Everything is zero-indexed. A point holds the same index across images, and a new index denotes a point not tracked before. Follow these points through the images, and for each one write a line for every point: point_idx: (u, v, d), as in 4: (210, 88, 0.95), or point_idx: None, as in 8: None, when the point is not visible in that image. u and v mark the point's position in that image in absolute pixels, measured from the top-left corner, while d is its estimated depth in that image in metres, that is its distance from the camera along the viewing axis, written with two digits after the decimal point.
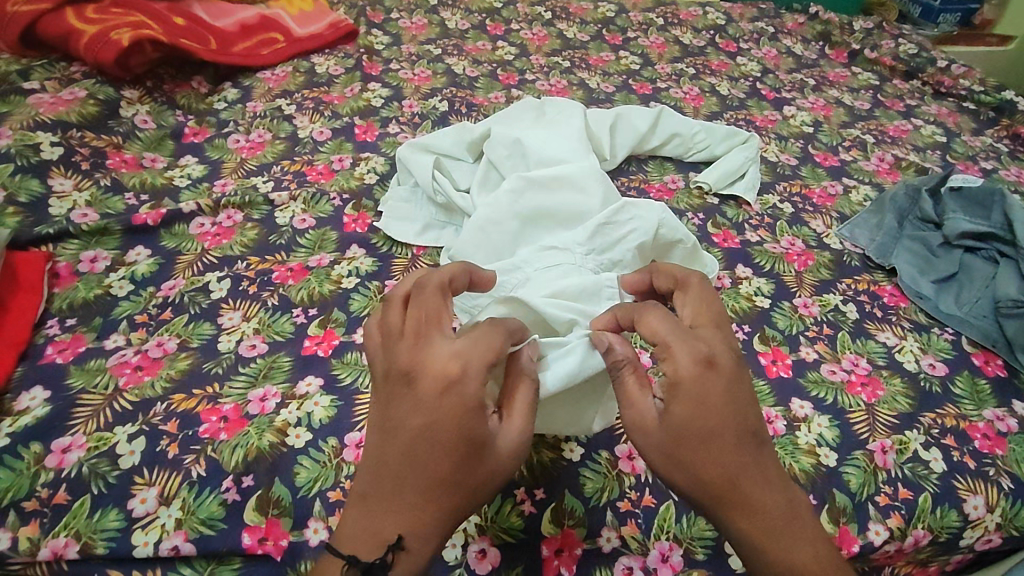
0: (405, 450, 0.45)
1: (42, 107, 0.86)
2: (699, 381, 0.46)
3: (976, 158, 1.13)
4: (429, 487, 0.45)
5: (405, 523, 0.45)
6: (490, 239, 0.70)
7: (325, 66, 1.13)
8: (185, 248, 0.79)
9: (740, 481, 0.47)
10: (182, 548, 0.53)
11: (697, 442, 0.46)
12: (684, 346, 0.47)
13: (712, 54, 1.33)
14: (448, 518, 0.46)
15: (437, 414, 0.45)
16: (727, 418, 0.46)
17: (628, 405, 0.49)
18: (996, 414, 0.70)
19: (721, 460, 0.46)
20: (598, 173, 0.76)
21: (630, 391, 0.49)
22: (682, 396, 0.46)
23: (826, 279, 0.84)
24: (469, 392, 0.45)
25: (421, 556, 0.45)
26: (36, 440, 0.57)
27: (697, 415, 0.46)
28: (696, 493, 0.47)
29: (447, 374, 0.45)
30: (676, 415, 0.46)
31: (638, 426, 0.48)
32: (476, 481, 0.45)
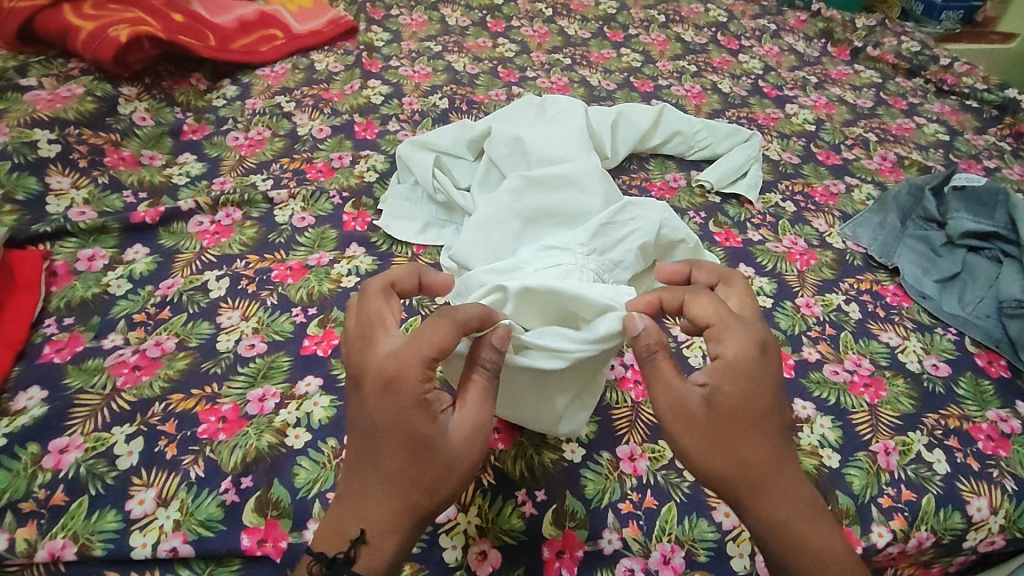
0: (362, 447, 0.46)
1: (39, 105, 0.85)
2: (750, 362, 0.47)
3: (979, 156, 1.12)
4: (384, 483, 0.45)
5: (366, 520, 0.46)
6: (490, 238, 0.69)
7: (325, 63, 1.13)
8: (184, 247, 0.78)
9: (774, 464, 0.47)
10: (181, 550, 0.53)
11: (743, 421, 0.47)
12: (737, 329, 0.48)
13: (714, 51, 1.33)
14: (408, 513, 0.46)
15: (385, 414, 0.45)
16: (771, 401, 0.48)
17: (665, 386, 0.48)
18: (999, 415, 0.70)
19: (758, 443, 0.47)
20: (599, 172, 0.76)
21: (665, 374, 0.49)
22: (733, 376, 0.47)
23: (828, 278, 0.83)
24: (406, 389, 0.45)
25: (387, 550, 0.46)
26: (33, 441, 0.57)
27: (744, 395, 0.47)
28: (732, 474, 0.47)
29: (385, 372, 0.45)
30: (723, 395, 0.47)
31: (677, 407, 0.48)
32: (432, 474, 0.45)
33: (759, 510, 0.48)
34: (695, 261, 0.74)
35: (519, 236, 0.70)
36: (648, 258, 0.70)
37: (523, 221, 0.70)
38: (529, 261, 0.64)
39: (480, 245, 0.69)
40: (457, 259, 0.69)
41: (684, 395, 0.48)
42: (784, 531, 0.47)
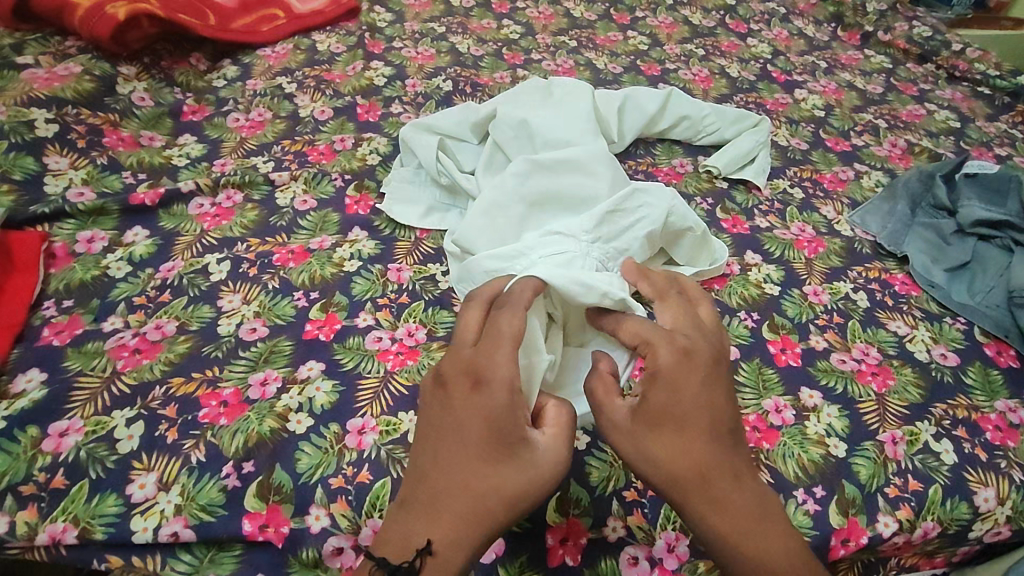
0: (438, 447, 0.48)
1: (36, 83, 0.84)
2: (679, 368, 0.49)
3: (991, 144, 1.11)
4: (459, 489, 0.46)
5: (437, 530, 0.45)
6: (496, 223, 0.68)
7: (326, 43, 1.11)
8: (184, 229, 0.77)
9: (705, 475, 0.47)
10: (182, 534, 0.53)
11: (674, 430, 0.48)
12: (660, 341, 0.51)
13: (722, 35, 1.30)
14: (479, 525, 0.45)
15: (475, 414, 0.47)
16: (697, 409, 0.48)
17: (600, 409, 0.50)
18: (1008, 405, 0.69)
19: (686, 457, 0.47)
20: (608, 156, 0.74)
21: (599, 395, 0.50)
22: (661, 388, 0.48)
23: (836, 266, 0.82)
24: (498, 395, 0.47)
25: (452, 565, 0.45)
26: (33, 423, 0.56)
27: (674, 404, 0.48)
28: (665, 487, 0.48)
29: (475, 371, 0.48)
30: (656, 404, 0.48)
31: (613, 425, 0.49)
32: (512, 488, 0.46)
33: (698, 521, 0.47)
34: (700, 251, 0.74)
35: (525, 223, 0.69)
36: (655, 247, 0.69)
37: (529, 206, 0.70)
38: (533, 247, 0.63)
39: (485, 230, 0.68)
40: (461, 243, 0.69)
41: (617, 413, 0.49)
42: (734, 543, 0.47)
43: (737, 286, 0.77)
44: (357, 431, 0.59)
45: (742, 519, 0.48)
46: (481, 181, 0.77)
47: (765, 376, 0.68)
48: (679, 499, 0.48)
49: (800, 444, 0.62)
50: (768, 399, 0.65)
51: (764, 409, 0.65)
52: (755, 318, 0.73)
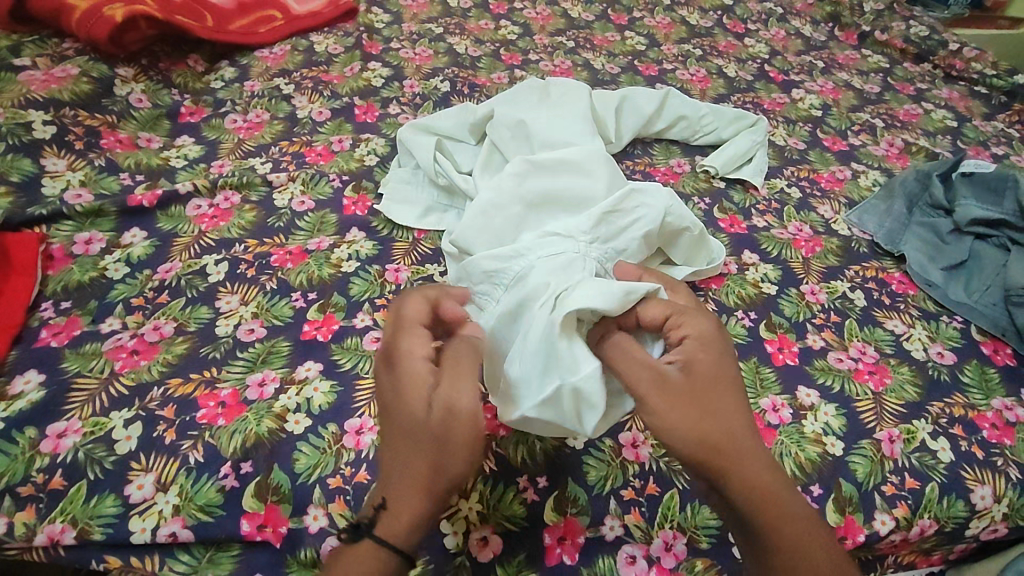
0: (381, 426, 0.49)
1: (33, 85, 0.84)
2: (713, 335, 0.53)
3: (987, 143, 1.11)
4: (397, 452, 0.47)
5: (394, 493, 0.46)
6: (493, 223, 0.68)
7: (324, 45, 1.11)
8: (182, 231, 0.77)
9: (741, 439, 0.48)
10: (181, 534, 0.53)
11: (714, 388, 0.50)
12: (690, 314, 0.55)
13: (719, 35, 1.31)
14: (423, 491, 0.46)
15: (411, 385, 0.48)
16: (730, 374, 0.52)
17: (641, 367, 0.51)
18: (1005, 403, 0.70)
19: (723, 416, 0.49)
20: (605, 156, 0.75)
21: (638, 357, 0.52)
22: (698, 351, 0.52)
23: (833, 265, 0.83)
24: (406, 365, 0.49)
25: (405, 517, 0.45)
26: (31, 425, 0.56)
27: (714, 367, 0.51)
28: (710, 440, 0.48)
29: (386, 353, 0.50)
30: (696, 366, 0.51)
31: (656, 380, 0.50)
32: (443, 454, 0.46)
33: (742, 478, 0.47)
34: (698, 252, 0.74)
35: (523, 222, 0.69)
36: (654, 248, 0.70)
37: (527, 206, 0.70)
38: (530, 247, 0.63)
39: (483, 231, 0.68)
40: (459, 244, 0.69)
41: (662, 369, 0.50)
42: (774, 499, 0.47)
43: (735, 286, 0.77)
44: (355, 431, 0.59)
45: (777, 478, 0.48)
46: (478, 182, 0.77)
47: (762, 374, 0.68)
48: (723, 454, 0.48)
49: (797, 443, 0.63)
50: (766, 398, 0.66)
51: (761, 408, 0.65)
52: (752, 317, 0.74)
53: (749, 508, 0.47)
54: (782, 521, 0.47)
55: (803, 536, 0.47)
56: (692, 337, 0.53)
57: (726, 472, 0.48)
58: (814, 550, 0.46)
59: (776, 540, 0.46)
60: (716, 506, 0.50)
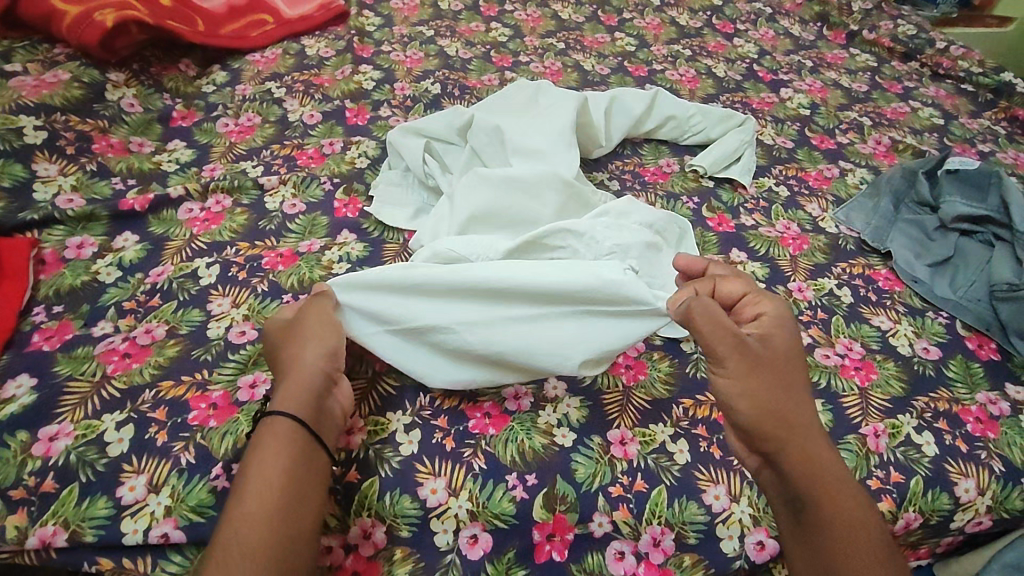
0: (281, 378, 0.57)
1: (24, 90, 0.84)
2: (786, 317, 0.57)
3: (974, 140, 1.12)
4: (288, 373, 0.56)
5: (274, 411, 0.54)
6: (441, 221, 0.74)
7: (315, 48, 1.12)
8: (174, 234, 0.77)
9: (804, 417, 0.54)
10: (173, 535, 0.53)
11: (781, 367, 0.55)
12: (769, 299, 0.58)
13: (709, 35, 1.32)
14: (286, 393, 0.54)
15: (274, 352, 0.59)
16: (795, 357, 0.56)
17: (731, 337, 0.53)
18: (989, 397, 0.70)
19: (785, 392, 0.54)
20: (560, 181, 0.74)
21: (727, 327, 0.54)
22: (774, 330, 0.56)
23: (821, 263, 0.83)
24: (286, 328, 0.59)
25: (292, 400, 0.53)
26: (22, 428, 0.57)
27: (786, 348, 0.56)
28: (768, 414, 0.53)
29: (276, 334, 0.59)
30: (771, 343, 0.55)
31: (741, 350, 0.53)
32: (298, 361, 0.56)
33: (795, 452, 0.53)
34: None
35: (463, 220, 0.71)
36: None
37: (470, 215, 0.71)
38: (453, 246, 0.67)
39: (434, 228, 0.75)
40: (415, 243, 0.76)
41: (747, 342, 0.54)
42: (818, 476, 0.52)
43: None
44: (345, 431, 0.59)
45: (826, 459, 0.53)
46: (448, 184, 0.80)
47: None
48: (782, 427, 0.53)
49: None
50: None
51: None
52: None
53: (806, 477, 0.52)
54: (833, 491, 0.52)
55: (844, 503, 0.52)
56: (769, 316, 0.57)
57: (786, 443, 0.53)
58: (854, 521, 0.52)
59: (824, 504, 0.51)
60: (766, 471, 0.55)
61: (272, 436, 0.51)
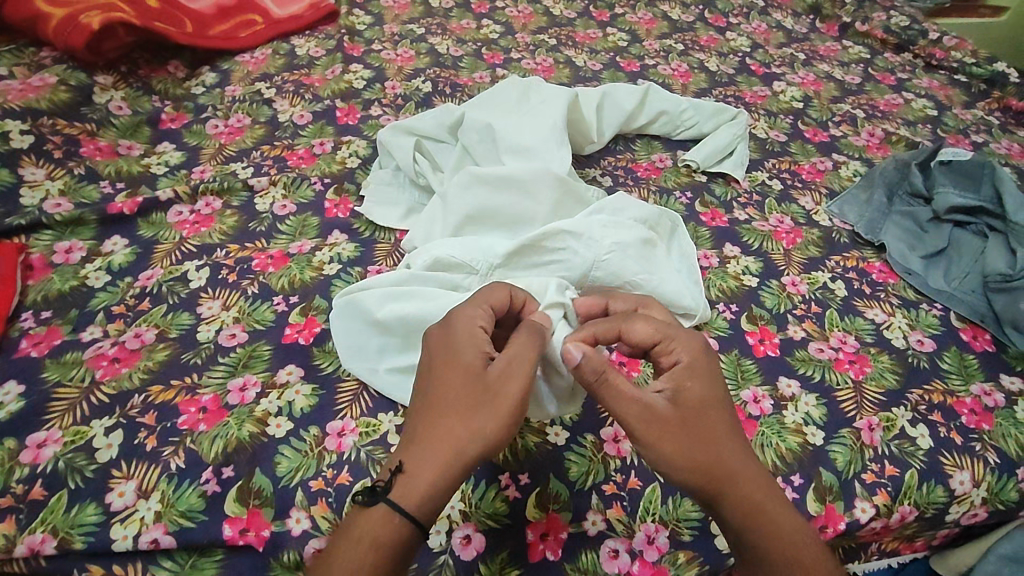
0: (428, 396, 0.51)
1: (10, 94, 0.83)
2: (696, 361, 0.53)
3: (967, 131, 1.12)
4: (436, 420, 0.49)
5: (417, 451, 0.48)
6: (434, 222, 0.74)
7: (305, 48, 1.11)
8: (163, 237, 0.77)
9: (733, 467, 0.50)
10: (162, 541, 0.53)
11: (697, 420, 0.51)
12: (680, 341, 0.54)
13: (701, 29, 1.31)
14: (447, 449, 0.47)
15: (444, 346, 0.52)
16: (716, 402, 0.52)
17: (631, 403, 0.50)
18: (983, 388, 0.70)
19: (709, 444, 0.50)
20: (555, 178, 0.73)
21: (625, 394, 0.50)
22: (684, 379, 0.53)
23: (815, 256, 0.83)
24: (460, 333, 0.52)
25: (421, 485, 0.46)
26: (10, 435, 0.56)
27: (700, 399, 0.52)
28: (693, 477, 0.49)
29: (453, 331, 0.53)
30: (683, 398, 0.52)
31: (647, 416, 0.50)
32: (471, 413, 0.48)
33: (731, 504, 0.50)
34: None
35: (458, 221, 0.72)
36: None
37: (465, 215, 0.71)
38: (451, 251, 0.66)
39: (426, 229, 0.74)
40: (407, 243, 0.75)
41: (651, 403, 0.50)
42: (761, 518, 0.49)
43: (715, 279, 0.77)
44: (337, 434, 0.59)
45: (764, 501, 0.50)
46: (438, 182, 0.80)
47: (743, 366, 0.69)
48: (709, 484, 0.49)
49: (778, 433, 0.63)
50: (746, 390, 0.66)
51: (742, 400, 0.65)
52: (734, 310, 0.74)
53: (746, 525, 0.49)
54: (779, 533, 0.49)
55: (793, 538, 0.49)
56: (682, 365, 0.53)
57: (719, 495, 0.50)
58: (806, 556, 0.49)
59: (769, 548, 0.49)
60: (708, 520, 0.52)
61: (413, 499, 0.46)
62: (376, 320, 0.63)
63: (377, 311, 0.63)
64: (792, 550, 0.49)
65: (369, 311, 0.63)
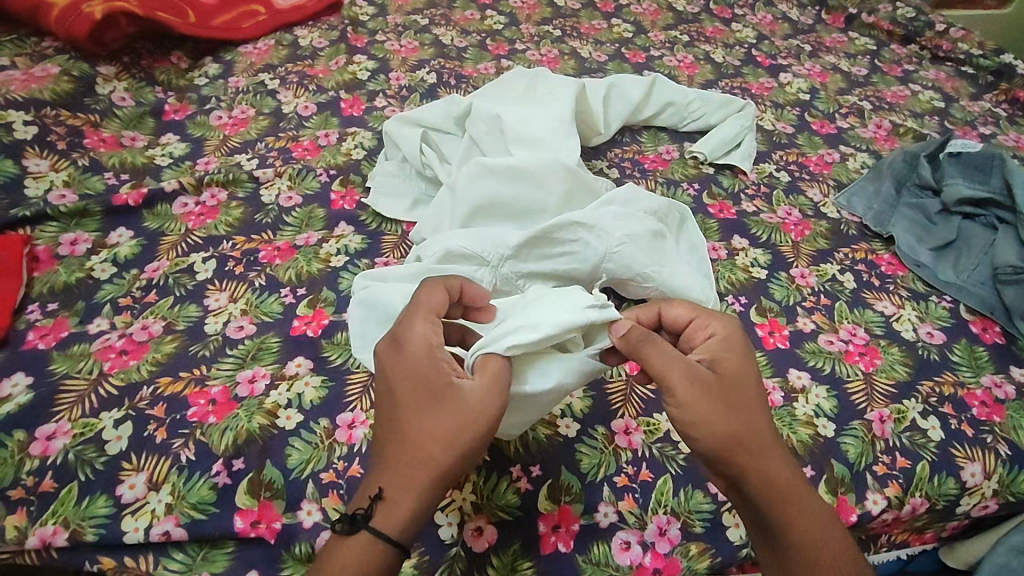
0: (388, 416, 0.48)
1: (13, 84, 0.83)
2: (738, 335, 0.54)
3: (975, 123, 1.11)
4: (403, 442, 0.47)
5: (386, 475, 0.46)
6: (443, 213, 0.73)
7: (309, 39, 1.10)
8: (169, 229, 0.76)
9: (766, 435, 0.50)
10: (174, 533, 0.53)
11: (735, 384, 0.51)
12: (717, 318, 0.56)
13: (707, 20, 1.30)
14: (417, 468, 0.46)
15: (397, 366, 0.49)
16: (755, 373, 0.53)
17: (674, 365, 0.50)
18: (994, 381, 0.70)
19: (747, 410, 0.50)
20: (565, 169, 0.73)
21: (671, 355, 0.51)
22: (723, 348, 0.53)
23: (823, 248, 0.83)
24: (413, 352, 0.49)
25: (402, 507, 0.45)
26: (19, 427, 0.56)
27: (740, 367, 0.52)
28: (726, 440, 0.49)
29: (405, 346, 0.50)
30: (723, 367, 0.52)
31: (690, 379, 0.50)
32: (443, 425, 0.46)
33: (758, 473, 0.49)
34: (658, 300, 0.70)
35: (468, 212, 0.71)
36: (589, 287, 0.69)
37: (475, 206, 0.71)
38: (463, 243, 0.66)
39: (435, 221, 0.74)
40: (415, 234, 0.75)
41: (691, 366, 0.50)
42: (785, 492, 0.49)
43: (724, 271, 0.77)
44: (347, 425, 0.59)
45: (793, 477, 0.50)
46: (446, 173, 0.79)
47: (753, 358, 0.68)
48: (740, 449, 0.49)
49: (789, 426, 0.63)
50: None
51: None
52: (743, 302, 0.74)
53: (772, 497, 0.49)
54: (798, 514, 0.49)
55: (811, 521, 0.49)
56: (720, 336, 0.54)
57: (750, 464, 0.49)
58: (822, 535, 0.49)
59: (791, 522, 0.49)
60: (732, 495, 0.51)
61: (393, 522, 0.45)
62: None
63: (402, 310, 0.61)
64: (808, 526, 0.49)
65: (395, 309, 0.62)
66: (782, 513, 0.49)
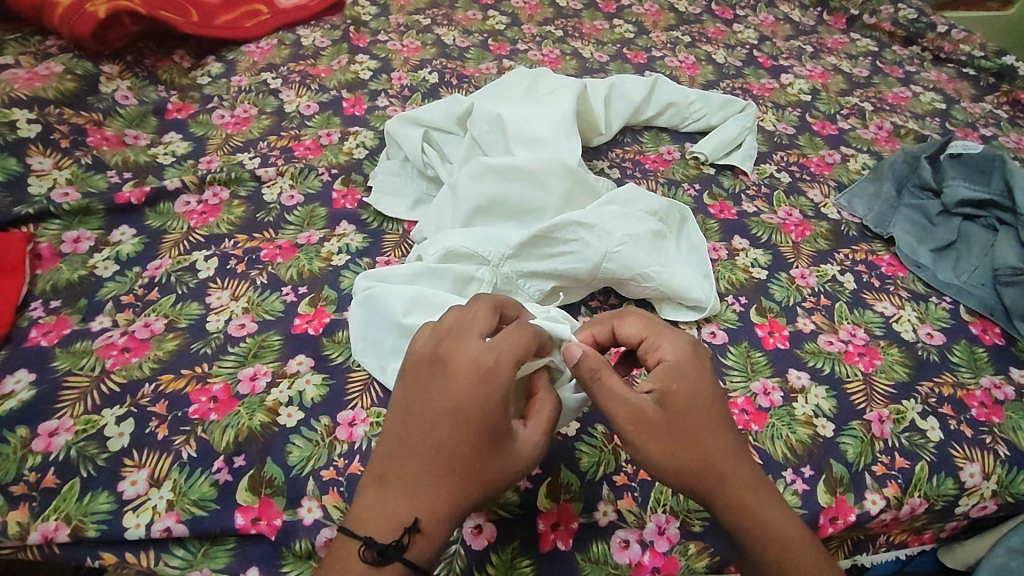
0: (438, 443, 0.46)
1: (17, 83, 0.83)
2: (689, 359, 0.52)
3: (976, 124, 1.11)
4: (455, 475, 0.46)
5: (424, 506, 0.45)
6: (444, 212, 0.74)
7: (311, 38, 1.10)
8: (171, 227, 0.77)
9: (719, 464, 0.50)
10: (175, 529, 0.53)
11: (684, 415, 0.50)
12: (666, 336, 0.54)
13: (708, 21, 1.30)
14: (454, 510, 0.46)
15: (466, 393, 0.46)
16: (708, 397, 0.51)
17: (618, 401, 0.49)
18: (993, 381, 0.70)
19: (697, 442, 0.50)
20: (566, 169, 0.74)
21: (617, 389, 0.50)
22: (673, 373, 0.51)
23: (823, 249, 0.83)
24: (498, 384, 0.46)
25: (434, 543, 0.45)
26: (22, 424, 0.56)
27: (689, 396, 0.51)
28: (680, 476, 0.49)
29: (479, 368, 0.46)
30: (672, 396, 0.50)
31: (634, 418, 0.49)
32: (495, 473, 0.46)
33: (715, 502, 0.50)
34: (658, 300, 0.71)
35: (469, 211, 0.71)
36: (589, 287, 0.69)
37: (476, 205, 0.71)
38: (464, 241, 0.66)
39: (436, 220, 0.74)
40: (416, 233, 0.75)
41: (635, 402, 0.49)
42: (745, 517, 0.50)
43: (724, 271, 0.77)
44: (348, 423, 0.59)
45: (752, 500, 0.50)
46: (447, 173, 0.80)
47: (753, 359, 0.69)
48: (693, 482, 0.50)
49: (788, 425, 0.63)
50: (757, 382, 0.66)
51: (752, 392, 0.65)
52: (743, 302, 0.74)
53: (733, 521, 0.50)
54: (765, 534, 0.50)
55: (781, 535, 0.50)
56: (669, 360, 0.52)
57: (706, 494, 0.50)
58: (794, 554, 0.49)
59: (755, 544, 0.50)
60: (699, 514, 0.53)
61: (424, 556, 0.45)
62: (400, 325, 0.61)
63: (403, 317, 0.61)
64: (776, 546, 0.49)
65: (395, 313, 0.61)
66: (746, 531, 0.50)
